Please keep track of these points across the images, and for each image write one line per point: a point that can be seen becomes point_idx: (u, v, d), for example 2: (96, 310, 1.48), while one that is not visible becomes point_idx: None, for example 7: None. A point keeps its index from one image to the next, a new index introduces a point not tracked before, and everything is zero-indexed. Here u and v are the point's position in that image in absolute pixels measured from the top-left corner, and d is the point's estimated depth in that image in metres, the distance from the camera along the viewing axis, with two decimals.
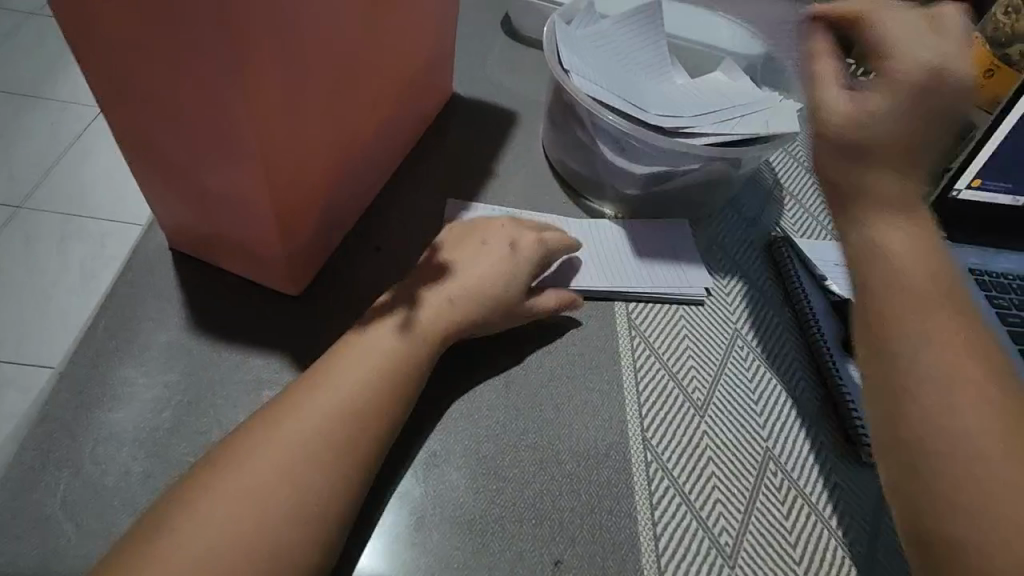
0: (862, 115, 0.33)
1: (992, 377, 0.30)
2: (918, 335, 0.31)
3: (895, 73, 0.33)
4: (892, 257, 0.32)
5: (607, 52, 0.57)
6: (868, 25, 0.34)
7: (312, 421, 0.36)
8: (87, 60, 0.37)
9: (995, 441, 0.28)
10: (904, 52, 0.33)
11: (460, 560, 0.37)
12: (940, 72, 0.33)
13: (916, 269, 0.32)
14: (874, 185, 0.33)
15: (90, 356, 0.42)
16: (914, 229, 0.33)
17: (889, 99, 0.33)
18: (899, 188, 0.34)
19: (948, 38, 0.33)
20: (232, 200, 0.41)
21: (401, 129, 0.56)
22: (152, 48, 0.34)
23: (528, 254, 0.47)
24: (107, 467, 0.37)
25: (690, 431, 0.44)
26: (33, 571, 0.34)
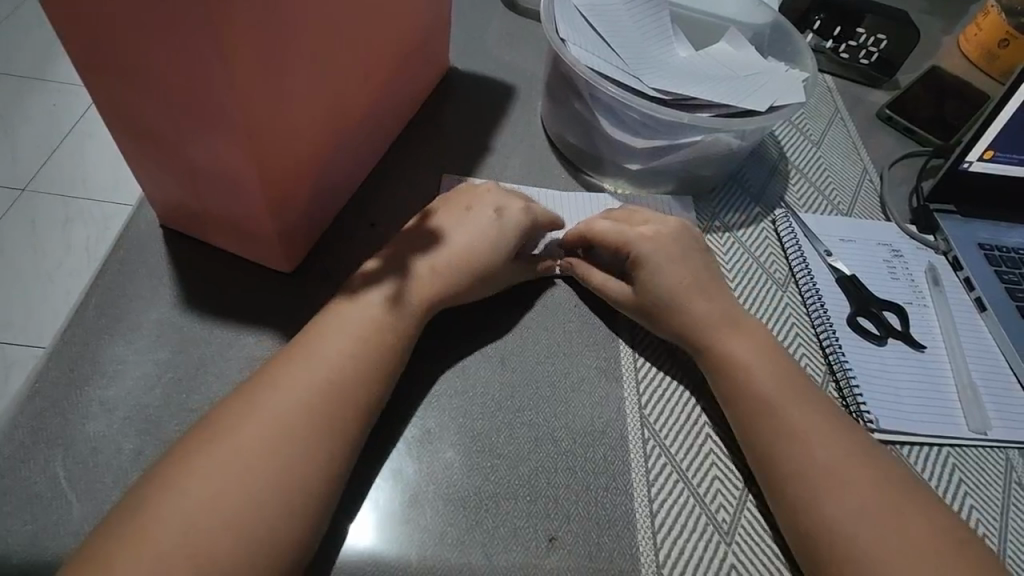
0: (640, 296, 0.46)
1: (853, 459, 0.38)
2: (794, 427, 0.39)
3: (653, 265, 0.45)
4: (732, 358, 0.42)
5: (607, 22, 0.56)
6: (610, 239, 0.47)
7: (310, 400, 0.36)
8: (67, 31, 0.35)
9: (872, 529, 0.35)
10: (659, 254, 0.46)
11: (453, 537, 0.36)
12: (678, 255, 0.46)
13: (769, 372, 0.42)
14: (695, 306, 0.44)
15: (81, 333, 0.41)
16: (754, 347, 0.43)
17: (642, 296, 0.45)
18: (711, 310, 0.44)
19: (671, 231, 0.47)
20: (219, 177, 0.40)
21: (395, 101, 0.54)
22: (135, 20, 0.33)
23: (513, 225, 0.46)
24: (98, 444, 0.37)
25: (688, 409, 0.43)
26: (24, 547, 0.33)
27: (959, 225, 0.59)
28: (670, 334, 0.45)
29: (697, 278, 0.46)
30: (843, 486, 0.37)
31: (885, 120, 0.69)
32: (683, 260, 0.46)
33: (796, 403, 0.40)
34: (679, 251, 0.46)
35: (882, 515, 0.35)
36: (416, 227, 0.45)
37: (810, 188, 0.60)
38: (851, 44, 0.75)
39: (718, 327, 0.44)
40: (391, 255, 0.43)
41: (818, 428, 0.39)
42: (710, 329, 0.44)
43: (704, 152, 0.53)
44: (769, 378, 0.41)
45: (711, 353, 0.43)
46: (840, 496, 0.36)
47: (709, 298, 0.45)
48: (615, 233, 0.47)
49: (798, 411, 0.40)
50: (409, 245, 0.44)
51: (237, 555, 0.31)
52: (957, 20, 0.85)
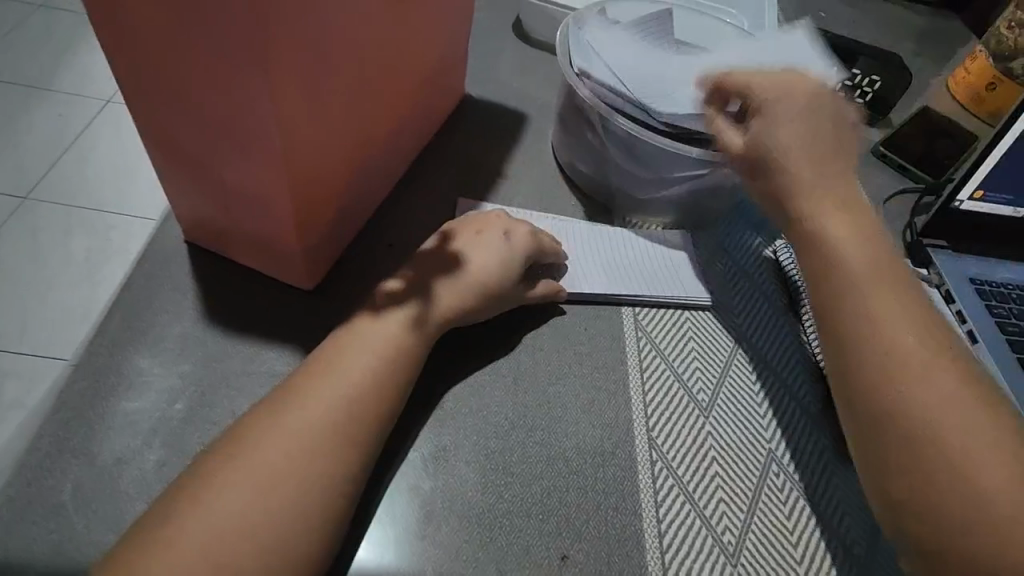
0: (756, 141, 0.49)
1: (947, 368, 0.38)
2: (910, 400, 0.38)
3: (777, 116, 0.49)
4: (853, 276, 0.42)
5: (620, 59, 0.59)
6: (754, 85, 0.50)
7: (334, 415, 0.37)
8: (112, 43, 0.37)
9: (980, 441, 0.36)
10: (781, 102, 0.49)
11: (468, 553, 0.37)
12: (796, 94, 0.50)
13: (900, 320, 0.40)
14: (824, 224, 0.45)
15: (106, 345, 0.42)
16: (867, 246, 0.44)
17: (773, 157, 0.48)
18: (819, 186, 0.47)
19: (809, 91, 0.50)
20: (251, 197, 0.42)
21: (414, 127, 0.56)
22: (179, 36, 0.34)
23: (523, 247, 0.48)
24: (122, 456, 0.38)
25: (695, 433, 0.45)
26: (49, 556, 0.34)
27: (951, 260, 0.61)
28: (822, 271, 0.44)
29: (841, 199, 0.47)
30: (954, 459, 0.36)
31: (880, 157, 0.73)
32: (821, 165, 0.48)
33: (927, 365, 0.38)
34: (812, 129, 0.49)
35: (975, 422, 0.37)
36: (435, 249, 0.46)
37: None
38: (847, 83, 0.78)
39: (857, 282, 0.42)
40: (414, 278, 0.44)
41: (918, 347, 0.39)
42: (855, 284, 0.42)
43: (711, 185, 0.56)
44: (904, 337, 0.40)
45: (822, 264, 0.44)
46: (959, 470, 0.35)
47: (851, 219, 0.45)
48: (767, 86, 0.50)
49: (896, 334, 0.40)
50: (428, 266, 0.45)
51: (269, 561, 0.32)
52: (945, 62, 0.90)
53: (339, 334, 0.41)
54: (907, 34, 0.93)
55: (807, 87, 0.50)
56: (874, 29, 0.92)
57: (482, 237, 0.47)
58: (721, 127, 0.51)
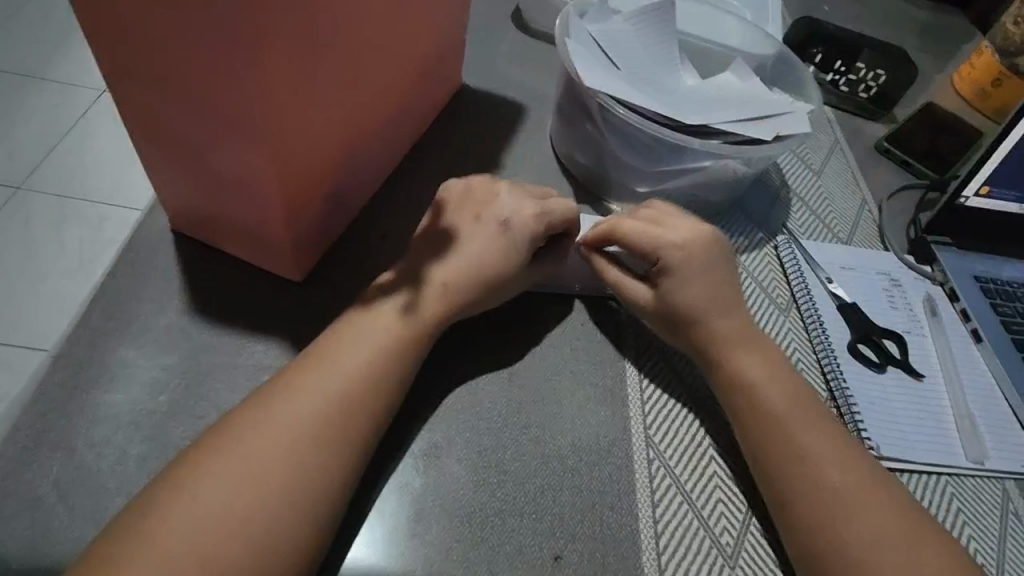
0: (664, 300, 0.45)
1: (868, 487, 0.38)
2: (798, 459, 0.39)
3: (681, 274, 0.45)
4: (775, 419, 0.40)
5: (621, 48, 0.57)
6: (635, 240, 0.45)
7: (321, 409, 0.35)
8: (91, 24, 0.36)
9: (852, 490, 0.37)
10: (687, 261, 0.45)
11: (459, 553, 0.36)
12: (708, 270, 0.45)
13: (822, 444, 0.39)
14: (734, 371, 0.43)
15: (88, 336, 0.41)
16: (783, 377, 0.43)
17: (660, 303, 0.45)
18: (728, 327, 0.44)
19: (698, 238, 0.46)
20: (238, 185, 0.41)
21: (409, 116, 0.55)
22: (161, 16, 0.33)
23: (523, 232, 0.44)
24: (102, 450, 0.37)
25: (693, 431, 0.44)
26: (23, 553, 0.33)
27: (956, 257, 0.60)
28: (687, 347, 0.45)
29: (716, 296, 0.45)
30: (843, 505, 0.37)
31: (884, 152, 0.71)
32: (708, 276, 0.45)
33: (809, 425, 0.40)
34: (705, 264, 0.45)
35: (885, 535, 0.36)
36: (431, 228, 0.45)
37: (812, 217, 0.62)
38: (852, 77, 0.77)
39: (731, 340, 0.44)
40: (406, 266, 0.43)
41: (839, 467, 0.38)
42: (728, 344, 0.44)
43: (713, 178, 0.55)
44: (780, 395, 0.41)
45: (737, 393, 0.42)
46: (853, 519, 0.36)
47: (727, 315, 0.44)
48: (647, 240, 0.45)
49: (815, 449, 0.39)
50: (421, 252, 0.44)
51: (250, 558, 0.31)
52: (950, 57, 0.88)
53: (326, 332, 0.40)
54: (912, 29, 0.92)
55: (698, 235, 0.46)
56: (878, 24, 0.91)
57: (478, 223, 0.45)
58: (625, 283, 0.46)
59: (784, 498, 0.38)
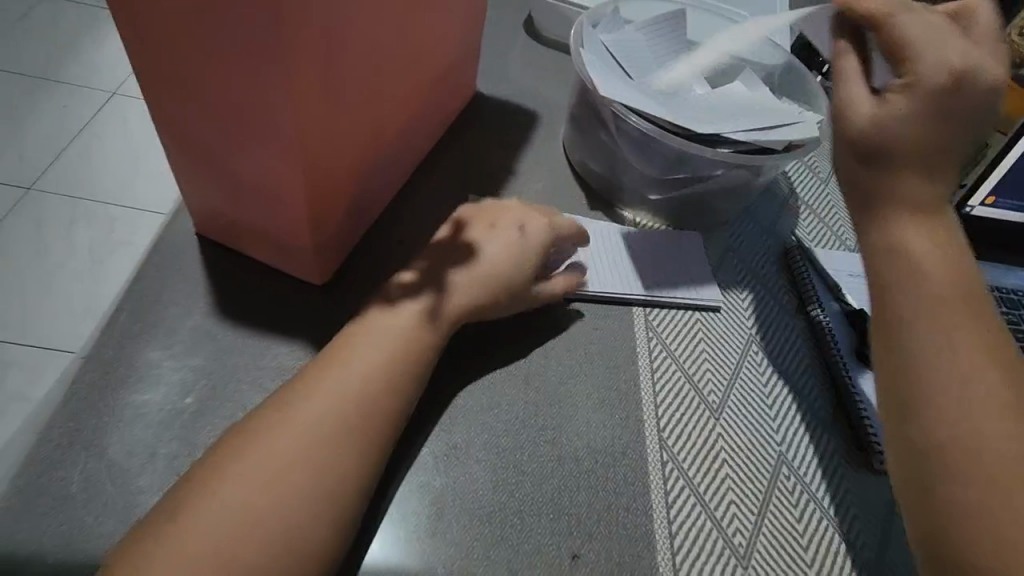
0: (878, 116, 0.37)
1: (1017, 431, 0.31)
2: (941, 394, 0.33)
3: (932, 68, 0.36)
4: (944, 333, 0.34)
5: (634, 58, 0.58)
6: (891, 33, 0.38)
7: (346, 410, 0.36)
8: (128, 30, 0.37)
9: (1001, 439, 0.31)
10: (940, 69, 0.36)
11: (479, 552, 0.37)
12: (944, 146, 0.36)
13: (969, 387, 0.33)
14: (911, 246, 0.37)
15: (117, 337, 0.42)
16: (953, 273, 0.36)
17: (901, 142, 0.36)
18: (939, 196, 0.37)
19: (969, 53, 0.37)
20: (265, 190, 0.42)
21: (426, 123, 0.56)
22: (198, 24, 0.34)
23: (538, 239, 0.48)
24: (132, 448, 0.38)
25: (706, 434, 0.45)
26: (58, 548, 0.34)
27: None
28: (872, 230, 0.38)
29: (945, 146, 0.37)
30: (971, 450, 0.31)
31: None
32: (952, 127, 0.36)
33: (966, 360, 0.33)
34: (959, 120, 0.36)
35: (1013, 447, 0.31)
36: (448, 240, 0.47)
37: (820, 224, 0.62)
38: None
39: (913, 184, 0.37)
40: (428, 268, 0.45)
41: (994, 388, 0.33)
42: (907, 186, 0.37)
43: (725, 187, 0.56)
44: (943, 286, 0.35)
45: (897, 274, 0.36)
46: (990, 478, 0.30)
47: (932, 168, 0.37)
48: (925, 49, 0.37)
49: (954, 395, 0.33)
50: (443, 259, 0.45)
51: (282, 554, 0.32)
52: None
53: (346, 329, 0.41)
54: None
55: (962, 75, 0.36)
56: None
57: (495, 231, 0.47)
58: (852, 75, 0.39)
59: (910, 431, 0.33)
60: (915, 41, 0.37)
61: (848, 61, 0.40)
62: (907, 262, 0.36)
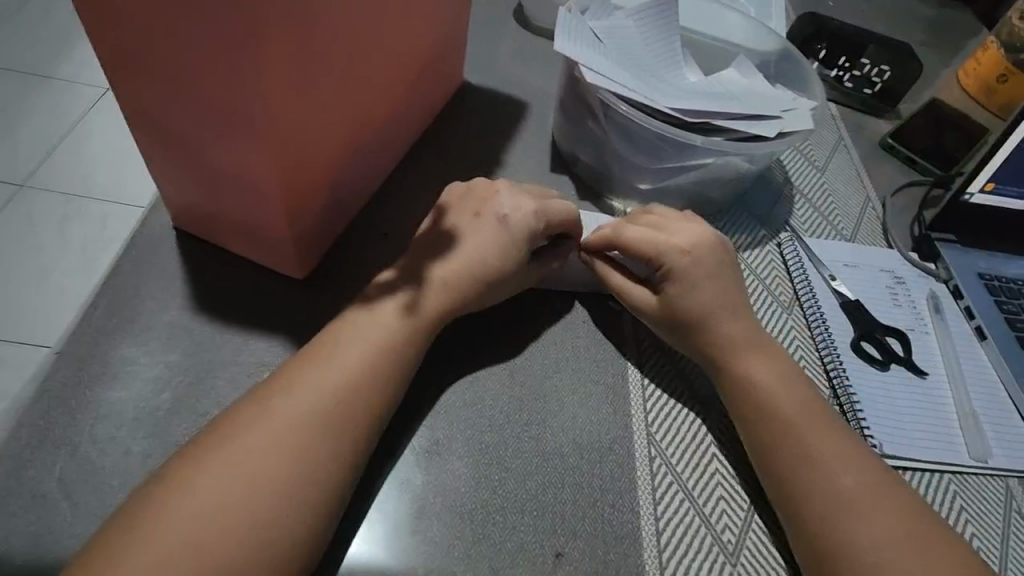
0: (670, 308, 0.45)
1: (876, 484, 0.38)
2: (813, 449, 0.39)
3: (683, 278, 0.44)
4: (786, 421, 0.40)
5: (622, 45, 0.57)
6: (638, 246, 0.45)
7: (322, 406, 0.35)
8: (90, 18, 0.35)
9: (858, 488, 0.38)
10: (691, 266, 0.45)
11: (460, 550, 0.36)
12: (716, 267, 0.46)
13: (827, 446, 0.39)
14: (749, 369, 0.43)
15: (91, 333, 0.41)
16: (790, 380, 0.43)
17: (671, 312, 0.45)
18: (738, 332, 0.44)
19: (706, 239, 0.46)
20: (240, 183, 0.41)
21: (411, 113, 0.55)
22: (163, 13, 0.33)
23: (522, 226, 0.44)
24: (105, 447, 0.37)
25: (695, 429, 0.44)
26: (26, 549, 0.33)
27: (960, 254, 0.60)
28: (690, 351, 0.45)
29: (728, 299, 0.45)
30: (843, 493, 0.37)
31: (887, 149, 0.71)
32: (717, 275, 0.45)
33: (813, 425, 0.40)
34: (714, 266, 0.46)
35: (869, 490, 0.38)
36: (429, 232, 0.45)
37: (815, 214, 0.61)
38: (855, 73, 0.77)
39: (740, 340, 0.44)
40: (407, 264, 0.43)
41: (836, 453, 0.39)
42: (733, 344, 0.44)
43: (716, 175, 0.54)
44: (787, 393, 0.42)
45: (735, 383, 0.43)
46: (858, 518, 0.36)
47: (736, 317, 0.45)
48: (648, 241, 0.45)
49: (816, 446, 0.39)
50: (421, 251, 0.44)
51: (254, 554, 0.31)
52: (954, 53, 0.88)
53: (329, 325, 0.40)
54: (916, 24, 0.91)
55: (706, 238, 0.46)
56: (882, 19, 0.90)
57: (480, 220, 0.45)
58: (626, 287, 0.47)
59: (777, 473, 0.39)
60: (642, 237, 0.45)
61: (614, 276, 0.47)
62: (738, 368, 0.43)
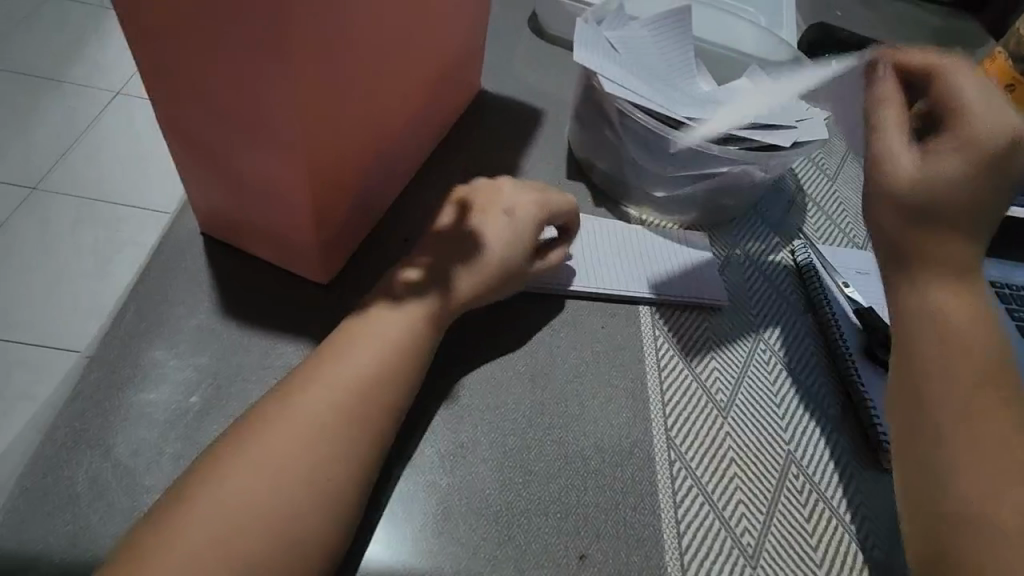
0: (888, 187, 0.38)
1: None
2: (944, 394, 0.35)
3: (970, 131, 0.36)
4: (925, 363, 0.36)
5: (638, 55, 0.58)
6: (939, 89, 0.38)
7: (352, 407, 0.36)
8: (130, 22, 0.36)
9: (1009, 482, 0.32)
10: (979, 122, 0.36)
11: (485, 551, 0.37)
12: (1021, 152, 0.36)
13: (987, 404, 0.34)
14: (940, 301, 0.37)
15: (121, 336, 0.42)
16: (981, 330, 0.36)
17: (902, 189, 0.37)
18: (960, 256, 0.37)
19: (1004, 128, 0.36)
20: (269, 187, 0.41)
21: (430, 122, 0.56)
22: (203, 22, 0.34)
23: (526, 220, 0.47)
24: (138, 448, 0.38)
25: (713, 433, 0.44)
26: (63, 547, 0.34)
27: None
28: (903, 254, 0.38)
29: (982, 217, 0.37)
30: (986, 495, 0.32)
31: None
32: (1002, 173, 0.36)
33: (1001, 399, 0.34)
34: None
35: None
36: (451, 229, 0.46)
37: (827, 221, 0.62)
38: None
39: (938, 259, 0.37)
40: (432, 264, 0.44)
41: (981, 408, 0.34)
42: (943, 264, 0.37)
43: (731, 183, 0.55)
44: (980, 339, 0.36)
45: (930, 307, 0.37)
46: (1004, 504, 0.31)
47: (966, 242, 0.37)
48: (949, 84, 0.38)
49: (991, 423, 0.34)
50: (445, 254, 0.45)
51: (290, 551, 0.31)
52: None
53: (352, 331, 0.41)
54: (923, 35, 0.92)
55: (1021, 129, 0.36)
56: (889, 29, 0.91)
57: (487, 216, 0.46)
58: (896, 148, 0.38)
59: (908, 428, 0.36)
60: (944, 75, 0.39)
61: (887, 113, 0.40)
62: (908, 304, 0.38)
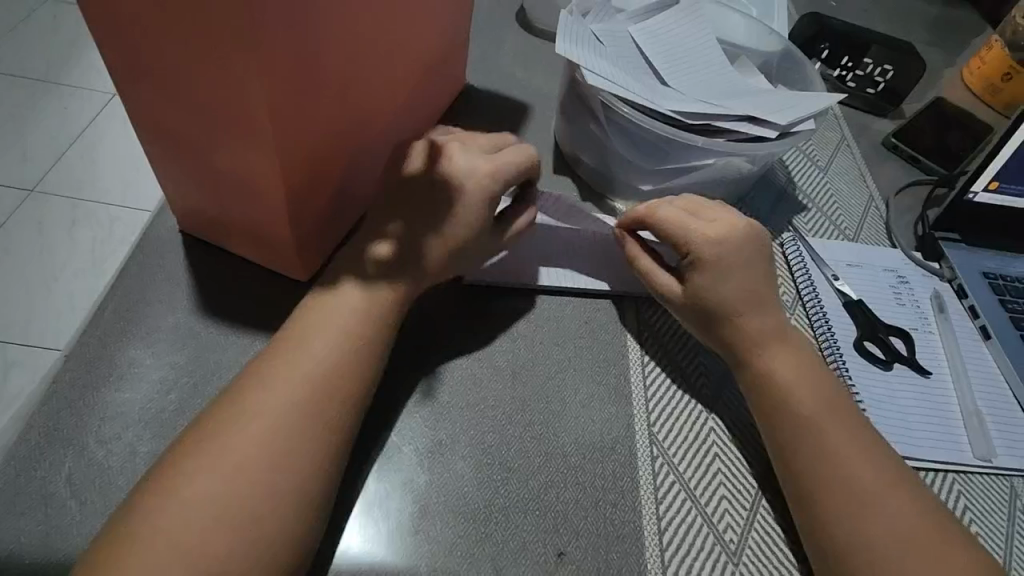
0: (695, 295, 0.44)
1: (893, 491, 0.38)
2: (833, 445, 0.39)
3: (715, 267, 0.43)
4: (807, 419, 0.40)
5: (623, 48, 0.57)
6: (673, 231, 0.44)
7: (327, 405, 0.36)
8: (99, 23, 0.36)
9: (884, 506, 0.37)
10: (722, 236, 0.44)
11: (462, 550, 0.37)
12: (738, 257, 0.44)
13: (850, 449, 0.39)
14: (767, 367, 0.42)
15: (98, 335, 0.42)
16: (811, 375, 0.42)
17: (693, 297, 0.44)
18: (767, 326, 0.44)
19: (734, 231, 0.45)
20: (245, 185, 0.41)
21: (413, 118, 0.55)
22: (173, 20, 0.33)
23: (474, 191, 0.43)
24: (112, 447, 0.37)
25: (697, 428, 0.44)
26: (34, 547, 0.34)
27: (964, 253, 0.59)
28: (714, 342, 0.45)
29: (754, 291, 0.44)
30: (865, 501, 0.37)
31: (891, 148, 0.71)
32: (747, 268, 0.44)
33: (838, 424, 0.40)
34: (744, 255, 0.44)
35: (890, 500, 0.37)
36: (412, 181, 0.43)
37: (818, 213, 0.61)
38: (858, 73, 0.76)
39: (764, 339, 0.43)
40: (401, 233, 0.42)
41: (846, 449, 0.39)
42: (757, 344, 0.43)
43: (717, 176, 0.54)
44: (806, 393, 0.41)
45: (756, 381, 0.42)
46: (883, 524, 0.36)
47: (760, 311, 0.44)
48: (680, 229, 0.44)
49: (836, 447, 0.39)
50: (416, 219, 0.43)
51: (262, 551, 0.31)
52: (957, 51, 0.88)
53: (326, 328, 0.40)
54: (920, 24, 0.91)
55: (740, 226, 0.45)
56: (885, 18, 0.90)
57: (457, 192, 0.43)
58: (653, 269, 0.46)
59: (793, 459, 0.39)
60: (671, 221, 0.44)
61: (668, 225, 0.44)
62: (770, 384, 0.42)
